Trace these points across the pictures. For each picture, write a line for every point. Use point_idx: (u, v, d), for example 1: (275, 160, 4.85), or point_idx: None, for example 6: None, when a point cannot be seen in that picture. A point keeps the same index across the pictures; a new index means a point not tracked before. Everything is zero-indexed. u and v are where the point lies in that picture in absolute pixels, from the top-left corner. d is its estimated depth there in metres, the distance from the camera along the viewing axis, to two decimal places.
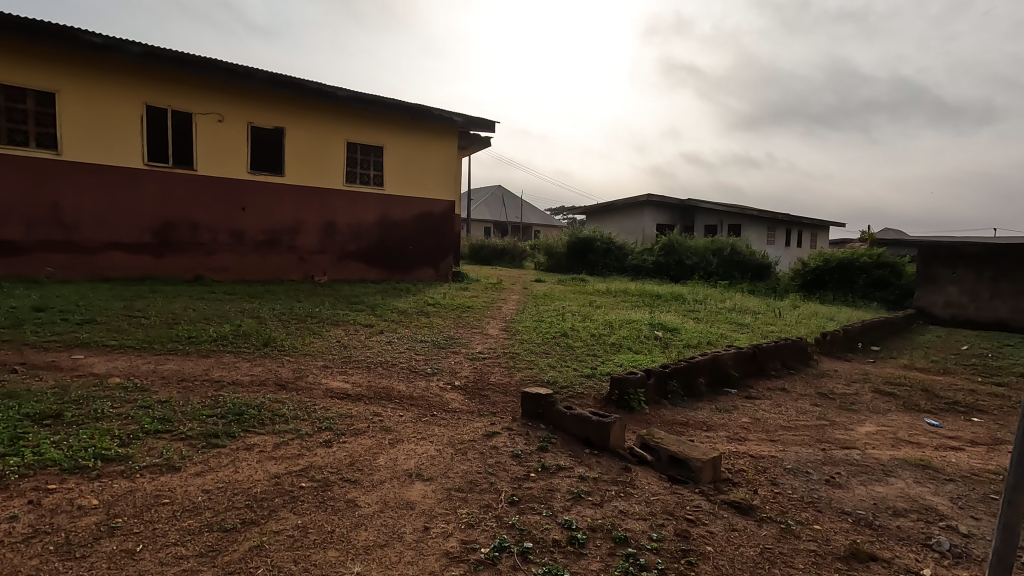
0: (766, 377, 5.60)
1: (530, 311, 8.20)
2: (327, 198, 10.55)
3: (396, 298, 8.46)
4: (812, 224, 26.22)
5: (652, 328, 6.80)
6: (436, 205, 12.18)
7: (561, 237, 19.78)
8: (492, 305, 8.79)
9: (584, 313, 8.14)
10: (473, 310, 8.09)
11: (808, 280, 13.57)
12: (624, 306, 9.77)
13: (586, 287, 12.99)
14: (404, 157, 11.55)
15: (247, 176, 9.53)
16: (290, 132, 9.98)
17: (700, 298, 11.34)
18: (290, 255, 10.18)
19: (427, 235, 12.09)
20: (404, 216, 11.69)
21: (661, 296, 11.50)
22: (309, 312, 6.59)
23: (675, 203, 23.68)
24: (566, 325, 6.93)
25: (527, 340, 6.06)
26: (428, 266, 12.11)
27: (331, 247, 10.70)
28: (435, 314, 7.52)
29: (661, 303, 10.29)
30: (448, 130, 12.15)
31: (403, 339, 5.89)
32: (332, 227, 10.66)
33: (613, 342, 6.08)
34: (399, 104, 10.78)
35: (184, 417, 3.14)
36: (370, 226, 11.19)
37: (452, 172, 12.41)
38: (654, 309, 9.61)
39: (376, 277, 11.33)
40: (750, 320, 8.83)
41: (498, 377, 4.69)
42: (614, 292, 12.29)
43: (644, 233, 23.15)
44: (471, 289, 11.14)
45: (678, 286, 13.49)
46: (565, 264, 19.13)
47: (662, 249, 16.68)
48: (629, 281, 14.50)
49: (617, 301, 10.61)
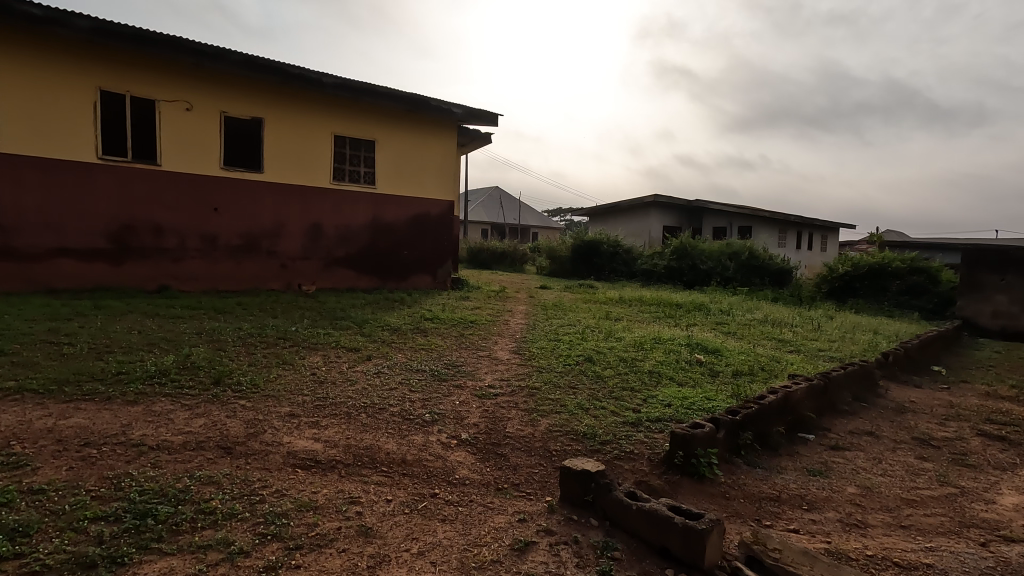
0: (841, 415, 4.56)
1: (542, 326, 7.15)
2: (312, 197, 9.47)
3: (387, 312, 7.39)
4: (822, 226, 25.32)
5: (691, 350, 5.75)
6: (433, 207, 11.12)
7: (565, 239, 18.73)
8: (497, 319, 7.72)
9: (605, 329, 7.09)
10: (477, 326, 7.02)
11: (836, 286, 12.57)
12: (645, 319, 8.72)
13: (596, 295, 11.94)
14: (399, 153, 10.49)
15: (220, 173, 8.45)
16: (270, 124, 8.91)
17: (724, 307, 10.31)
18: (270, 262, 9.09)
19: (424, 239, 11.02)
20: (398, 218, 10.62)
21: (682, 306, 10.47)
22: (283, 333, 5.51)
23: (683, 204, 22.69)
24: (588, 346, 5.88)
25: (546, 368, 5.00)
26: (424, 273, 11.05)
27: (317, 252, 9.61)
28: (433, 332, 6.45)
29: (685, 315, 9.25)
30: (448, 123, 11.11)
31: (395, 367, 4.82)
32: (317, 229, 9.58)
33: (650, 369, 5.02)
34: (392, 93, 9.73)
35: (51, 523, 2.05)
36: (361, 229, 10.12)
37: (452, 170, 11.36)
38: (680, 322, 8.55)
39: (367, 285, 10.25)
40: (791, 336, 7.79)
41: (517, 425, 3.63)
42: (628, 300, 11.25)
43: (650, 235, 22.15)
44: (473, 299, 10.07)
45: (696, 293, 12.46)
46: (570, 268, 18.10)
47: (673, 253, 15.65)
48: (641, 287, 13.47)
49: (635, 312, 9.57)
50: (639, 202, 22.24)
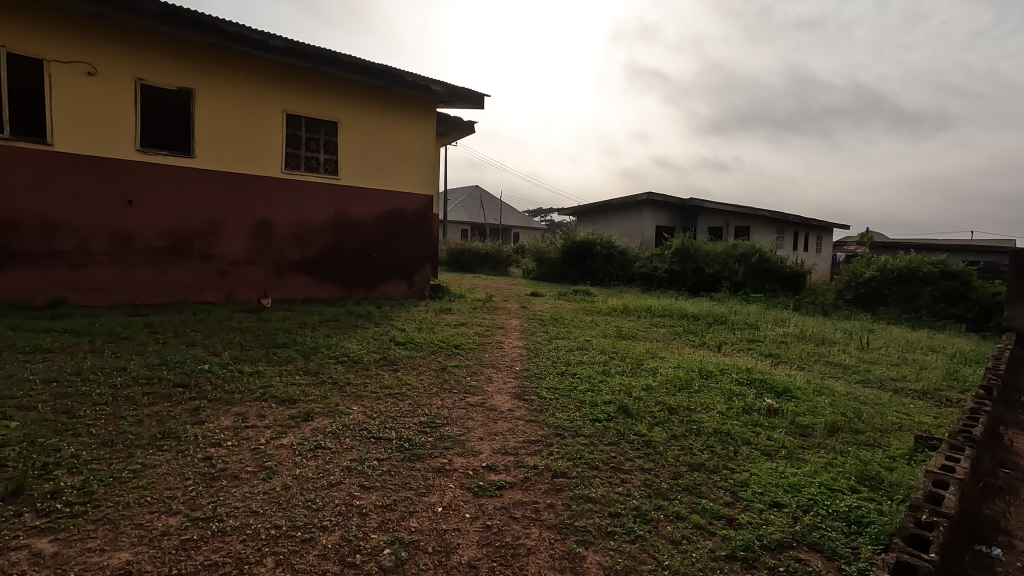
0: (1005, 499, 3.09)
1: (548, 352, 5.58)
2: (259, 189, 7.76)
3: (346, 334, 5.77)
4: (819, 227, 24.24)
5: (757, 391, 4.26)
6: (409, 202, 9.50)
7: (555, 239, 17.24)
8: (488, 341, 6.14)
9: (628, 356, 5.57)
10: (463, 353, 5.43)
11: (860, 294, 11.25)
12: (665, 337, 7.25)
13: (597, 304, 10.43)
14: (367, 137, 8.84)
15: (137, 156, 6.71)
16: (204, 96, 7.19)
17: (748, 319, 8.91)
18: (204, 268, 7.34)
19: (398, 239, 9.40)
20: (367, 215, 8.97)
21: (699, 317, 9.06)
22: (188, 377, 3.86)
23: (677, 203, 21.39)
24: (617, 385, 4.35)
25: (568, 430, 3.45)
26: (399, 279, 9.45)
27: (265, 256, 7.88)
28: (405, 365, 4.85)
29: (709, 331, 7.77)
30: (425, 104, 9.49)
31: (347, 435, 3.20)
32: (266, 228, 7.86)
33: (717, 429, 3.50)
34: (356, 63, 8.07)
35: None
36: (321, 227, 8.44)
37: (430, 159, 9.73)
38: (709, 341, 7.09)
39: (329, 295, 8.55)
40: (847, 360, 6.35)
41: (546, 573, 2.04)
42: (634, 311, 9.81)
43: (644, 236, 20.80)
44: (455, 311, 8.48)
45: (707, 301, 11.05)
46: (560, 271, 16.65)
47: (675, 255, 14.25)
48: (643, 294, 12.02)
49: (651, 327, 8.08)
50: (631, 200, 20.87)
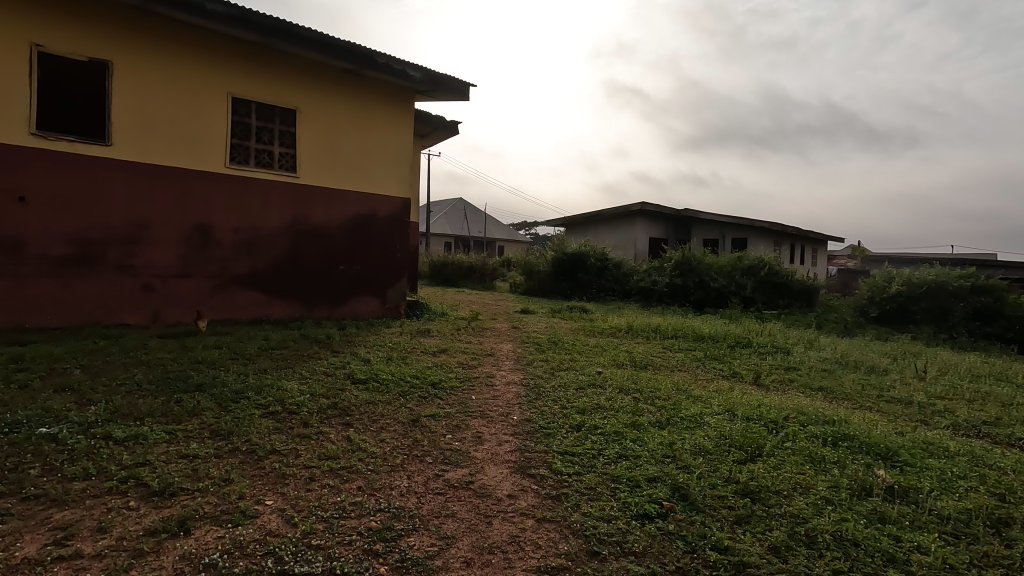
0: None
1: (552, 392, 4.31)
2: (196, 186, 6.40)
3: (290, 370, 4.44)
4: (816, 239, 23.46)
5: (855, 454, 3.03)
6: (382, 206, 8.21)
7: (544, 251, 16.08)
8: (474, 376, 4.85)
9: (655, 395, 4.33)
10: (443, 394, 4.13)
11: (886, 311, 10.20)
12: (688, 367, 6.04)
13: (597, 323, 9.20)
14: (333, 130, 7.56)
15: (33, 142, 5.36)
16: (125, 72, 5.87)
17: (772, 341, 7.76)
18: (124, 282, 5.93)
19: (369, 249, 8.10)
20: (332, 221, 7.66)
21: (717, 338, 7.89)
22: (15, 452, 2.51)
23: (671, 214, 20.41)
24: (658, 447, 3.09)
25: (606, 543, 2.16)
26: (369, 296, 8.13)
27: (203, 268, 6.49)
28: (361, 418, 3.52)
29: (736, 358, 6.58)
30: (402, 93, 8.25)
31: (237, 569, 1.87)
32: (205, 234, 6.49)
33: (837, 537, 2.24)
34: (318, 38, 6.80)
35: None
36: (275, 234, 7.10)
37: (407, 158, 8.47)
38: (740, 373, 5.88)
39: (283, 314, 7.17)
40: (916, 396, 5.18)
41: None
42: (640, 330, 8.62)
43: (637, 248, 19.73)
44: (435, 333, 7.17)
45: (718, 318, 9.91)
46: (551, 286, 15.54)
47: (676, 267, 13.15)
48: (645, 311, 10.86)
49: (665, 352, 6.88)
50: (623, 211, 19.80)
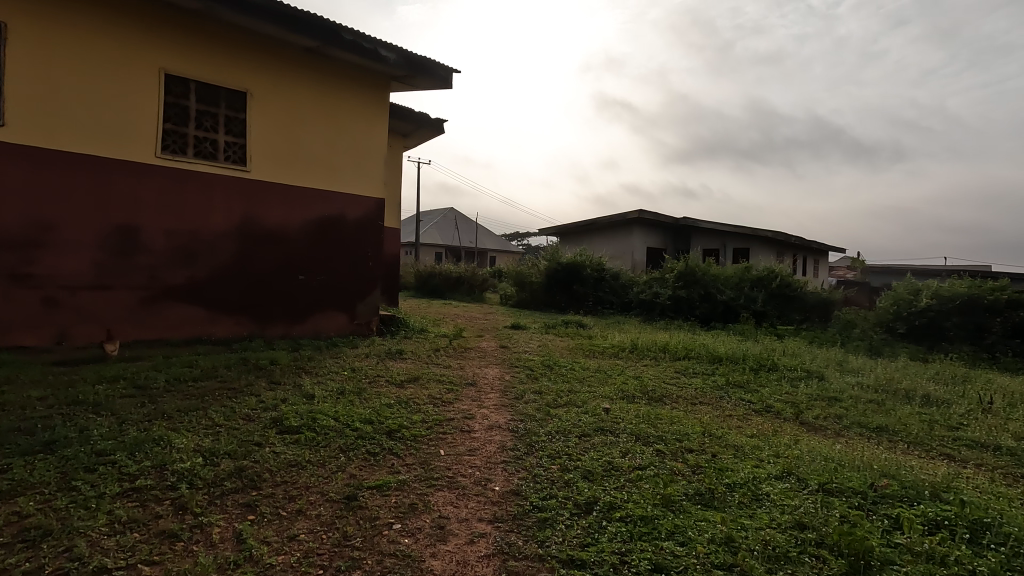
0: None
1: (548, 445, 3.23)
2: (118, 180, 5.30)
3: (198, 415, 3.32)
4: (817, 250, 22.63)
5: (1020, 562, 1.97)
6: (351, 207, 7.15)
7: (537, 261, 15.10)
8: (446, 418, 3.75)
9: (685, 447, 3.26)
10: (400, 450, 3.03)
11: (915, 327, 9.22)
12: (711, 401, 4.99)
13: (597, 341, 8.16)
14: (293, 117, 6.50)
15: None
16: (24, 37, 4.78)
17: (800, 363, 6.75)
18: (19, 295, 4.79)
19: (335, 257, 7.02)
20: (291, 224, 6.58)
21: (736, 360, 6.85)
22: None
23: (669, 223, 19.50)
24: (714, 553, 2.02)
25: None
26: (336, 311, 7.04)
27: (126, 277, 5.37)
28: (272, 499, 2.41)
29: (764, 387, 5.56)
30: (375, 78, 7.23)
31: None
32: (128, 237, 5.38)
33: None
34: (272, 7, 5.75)
35: None
36: (219, 238, 6.00)
37: (380, 152, 7.45)
38: (775, 407, 4.84)
39: (228, 333, 6.05)
40: (1002, 437, 4.14)
41: None
42: (646, 349, 7.58)
43: (634, 258, 18.77)
44: (408, 354, 6.09)
45: (730, 335, 8.92)
46: (544, 298, 14.62)
47: (678, 278, 12.16)
48: (648, 327, 9.85)
49: (680, 379, 5.83)
50: (619, 219, 18.81)
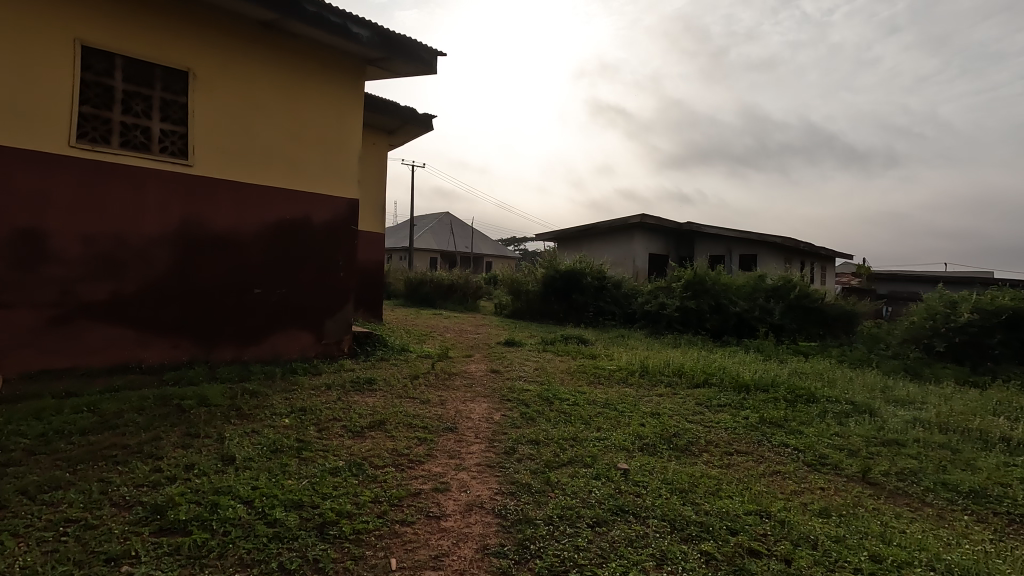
0: None
1: (548, 546, 2.25)
2: (19, 174, 4.30)
3: (48, 503, 2.31)
4: (826, 256, 21.72)
5: None
6: (319, 209, 6.19)
7: (533, 268, 14.14)
8: (409, 492, 2.76)
9: (742, 550, 2.30)
10: (329, 565, 2.04)
11: (954, 346, 8.27)
12: (748, 449, 4.02)
13: (601, 362, 7.19)
14: (247, 104, 5.54)
15: None
16: None
17: (840, 391, 5.78)
18: None
19: (299, 267, 6.03)
20: (244, 228, 5.60)
21: (763, 388, 5.90)
22: None
23: (672, 228, 18.57)
24: None
25: None
26: (299, 330, 6.04)
27: (29, 294, 4.37)
28: None
29: (808, 428, 4.60)
30: (346, 61, 6.30)
31: None
32: (32, 244, 4.38)
33: None
34: None
35: None
36: (153, 245, 5.00)
37: (353, 146, 6.51)
38: (831, 458, 3.88)
39: (163, 360, 5.05)
40: None
41: None
42: (658, 372, 6.62)
43: (636, 265, 17.83)
44: (380, 384, 5.10)
45: (750, 355, 7.97)
46: (541, 308, 13.69)
47: (687, 288, 11.21)
48: (657, 345, 8.90)
49: (705, 415, 4.86)
50: (620, 223, 17.88)
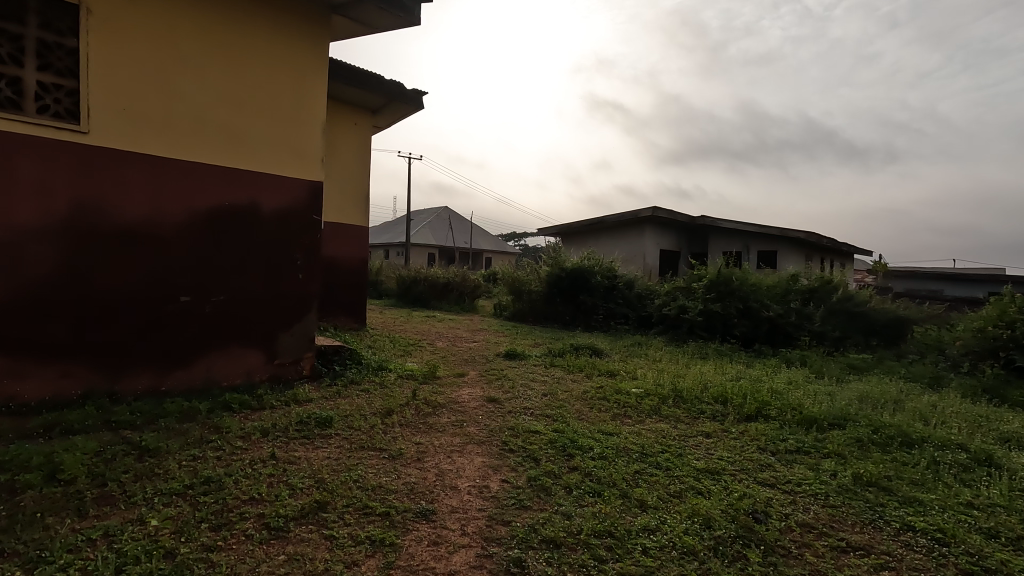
0: None
1: None
2: None
3: None
4: (848, 252, 20.37)
5: None
6: (269, 194, 4.89)
7: (537, 266, 12.85)
8: None
9: None
10: None
11: None
12: (865, 540, 2.74)
13: (622, 383, 5.91)
14: (167, 54, 4.23)
15: None
16: None
17: (939, 428, 4.47)
18: None
19: (242, 268, 4.72)
20: (164, 217, 4.28)
21: (837, 423, 4.60)
22: None
23: (685, 222, 17.28)
24: None
25: None
26: (242, 349, 4.73)
27: None
28: None
29: (927, 494, 3.31)
30: (305, 7, 5.00)
31: None
32: None
33: None
34: None
35: None
36: (28, 240, 3.67)
37: (315, 117, 5.22)
38: (997, 559, 2.59)
39: (45, 395, 3.73)
40: None
41: None
42: (696, 397, 5.35)
43: (646, 262, 16.53)
44: (338, 426, 3.81)
45: (797, 372, 6.68)
46: (545, 310, 12.41)
47: (711, 289, 9.93)
48: (681, 359, 7.62)
49: (777, 471, 3.59)
50: (630, 217, 16.58)
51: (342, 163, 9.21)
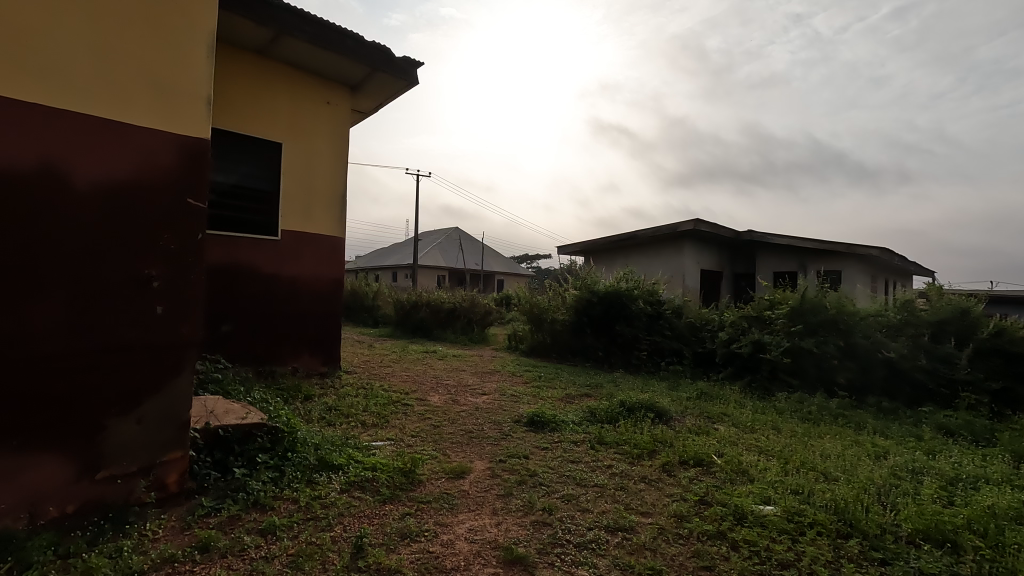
0: None
1: None
2: None
3: None
4: (915, 271, 17.69)
5: None
6: (90, 157, 2.57)
7: (562, 290, 10.47)
8: None
9: None
10: None
11: None
12: None
13: (731, 489, 3.46)
14: None
15: None
16: None
17: None
18: None
19: (23, 295, 2.36)
20: None
21: None
22: None
23: (729, 237, 14.87)
24: None
25: None
26: (20, 461, 2.32)
27: None
28: None
29: None
30: None
31: None
32: None
33: None
34: None
35: None
36: None
37: (196, 27, 2.95)
38: None
39: None
40: None
41: None
42: (890, 535, 2.89)
43: (686, 284, 14.08)
44: None
45: (1001, 462, 4.16)
46: (572, 345, 10.01)
47: (798, 321, 7.48)
48: (789, 433, 5.14)
49: None
50: (666, 232, 14.22)
51: (308, 155, 6.96)
